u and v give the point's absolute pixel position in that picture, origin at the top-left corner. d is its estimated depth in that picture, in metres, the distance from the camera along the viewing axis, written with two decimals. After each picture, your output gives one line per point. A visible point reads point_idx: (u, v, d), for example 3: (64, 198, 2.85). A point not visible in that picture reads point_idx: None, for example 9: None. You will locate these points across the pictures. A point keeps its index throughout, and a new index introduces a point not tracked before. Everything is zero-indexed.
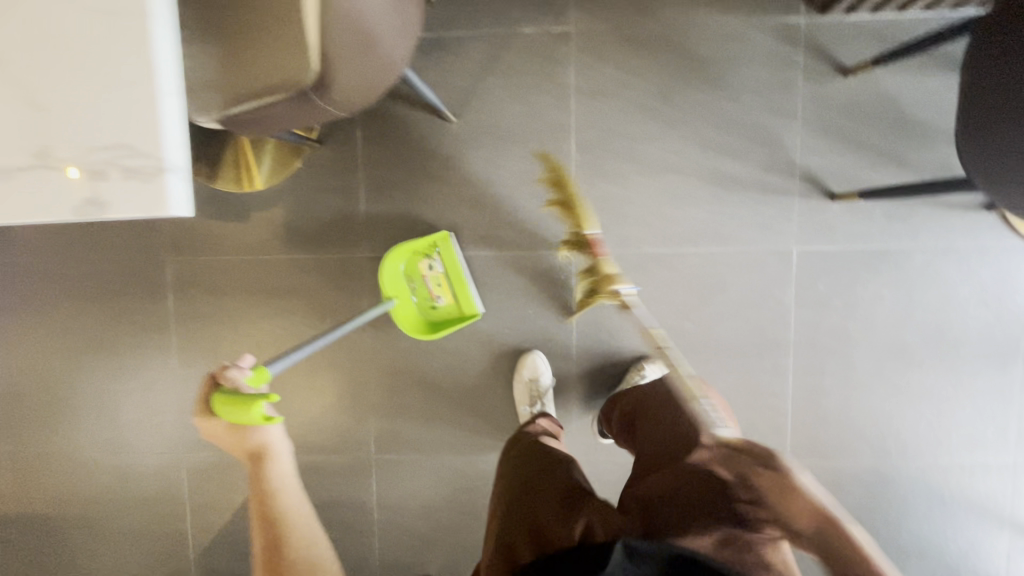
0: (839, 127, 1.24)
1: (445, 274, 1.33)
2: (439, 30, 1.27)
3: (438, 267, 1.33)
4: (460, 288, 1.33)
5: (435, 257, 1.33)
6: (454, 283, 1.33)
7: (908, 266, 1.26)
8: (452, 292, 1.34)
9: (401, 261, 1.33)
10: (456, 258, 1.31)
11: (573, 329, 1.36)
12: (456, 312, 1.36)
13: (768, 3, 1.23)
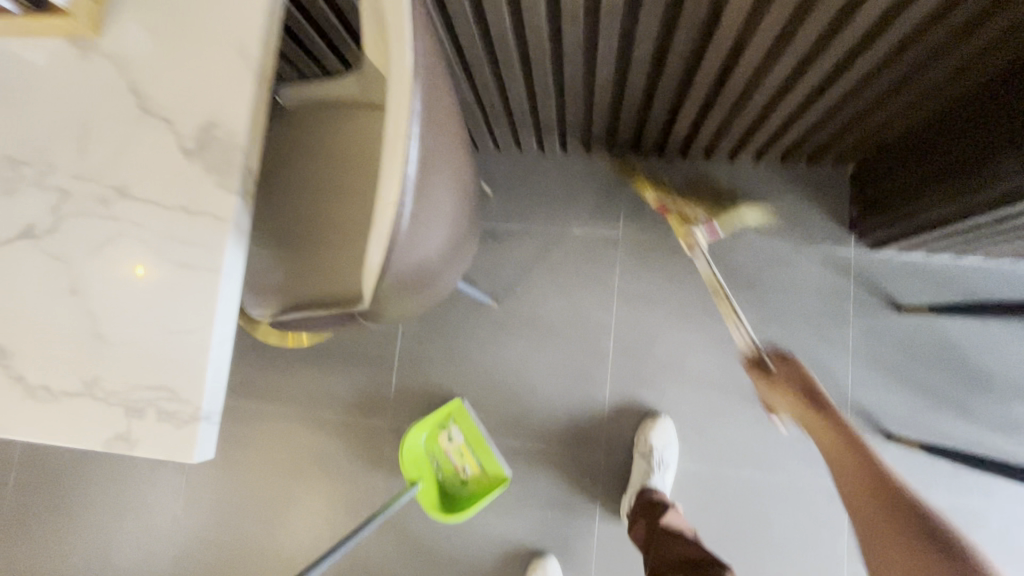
0: (895, 367, 1.17)
1: (467, 443, 1.27)
2: (494, 221, 1.35)
3: (458, 436, 1.28)
4: (483, 456, 1.26)
5: (454, 427, 1.28)
6: (478, 450, 1.27)
7: (984, 531, 1.11)
8: (476, 460, 1.27)
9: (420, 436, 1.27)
10: (473, 423, 1.26)
11: (595, 540, 1.25)
12: (484, 480, 1.27)
13: (818, 234, 1.24)
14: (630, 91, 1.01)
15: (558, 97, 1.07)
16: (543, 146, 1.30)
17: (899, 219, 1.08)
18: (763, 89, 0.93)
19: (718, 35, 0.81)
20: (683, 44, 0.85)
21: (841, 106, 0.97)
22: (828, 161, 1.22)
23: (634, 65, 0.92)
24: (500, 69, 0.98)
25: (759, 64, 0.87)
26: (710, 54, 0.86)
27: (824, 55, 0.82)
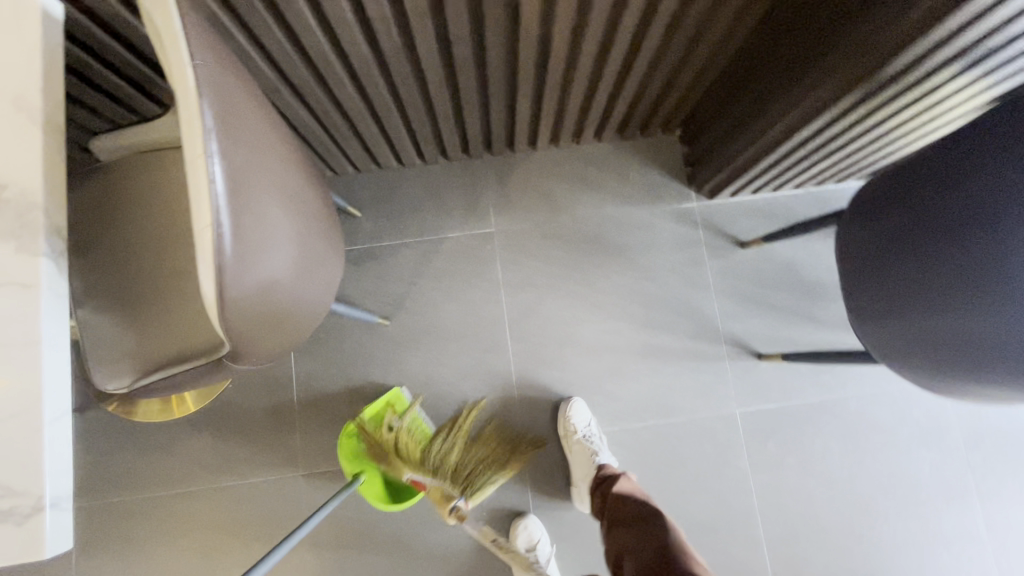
0: (750, 294, 1.33)
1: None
2: (369, 241, 1.34)
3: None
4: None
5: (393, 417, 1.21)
6: None
7: (847, 414, 1.28)
8: None
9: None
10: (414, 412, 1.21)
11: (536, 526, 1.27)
12: None
13: (664, 193, 1.38)
14: (464, 91, 1.06)
15: (397, 108, 1.09)
16: (401, 159, 1.32)
17: (727, 162, 1.23)
18: (580, 70, 1.02)
19: (522, 25, 0.87)
20: (495, 39, 0.90)
21: (655, 73, 1.09)
22: (659, 128, 1.36)
23: (457, 64, 0.96)
24: (332, 88, 0.98)
25: (567, 48, 0.94)
26: (521, 45, 0.92)
27: (620, 30, 0.91)
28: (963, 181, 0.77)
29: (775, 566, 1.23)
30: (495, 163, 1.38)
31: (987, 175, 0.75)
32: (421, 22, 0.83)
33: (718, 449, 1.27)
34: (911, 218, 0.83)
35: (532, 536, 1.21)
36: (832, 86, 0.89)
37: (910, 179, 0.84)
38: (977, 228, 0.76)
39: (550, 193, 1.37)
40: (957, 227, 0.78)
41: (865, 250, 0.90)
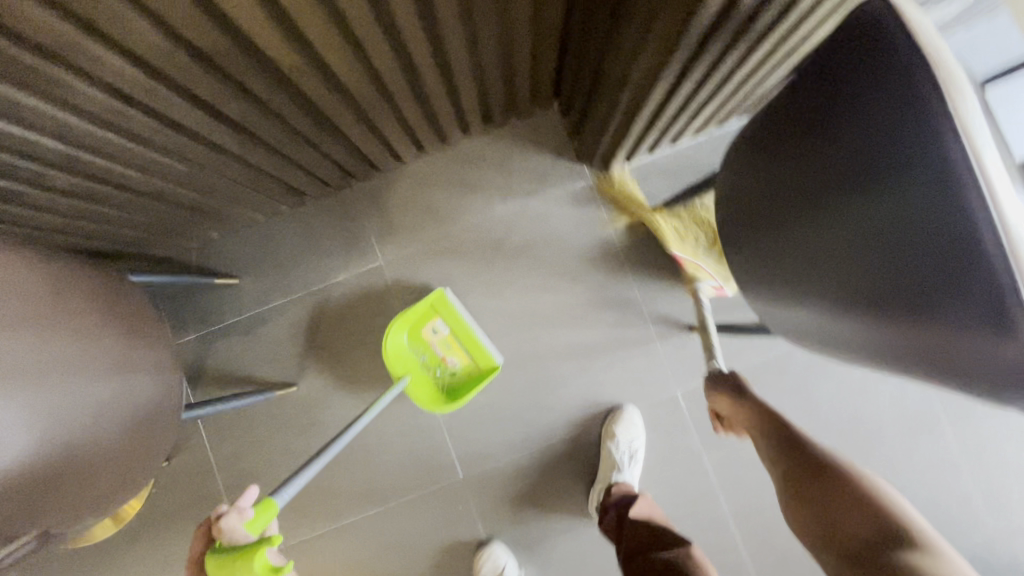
0: (666, 265, 1.23)
1: (453, 334, 1.19)
2: (256, 306, 1.24)
3: (443, 328, 1.20)
4: (470, 345, 1.19)
5: (437, 319, 1.19)
6: (465, 342, 1.20)
7: (793, 367, 1.19)
8: (465, 351, 1.20)
9: (403, 333, 1.20)
10: (458, 313, 1.16)
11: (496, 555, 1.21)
12: (476, 368, 1.21)
13: (554, 176, 1.25)
14: (278, 142, 0.93)
15: (216, 176, 0.96)
16: (263, 212, 1.20)
17: (604, 131, 1.09)
18: (392, 86, 0.89)
19: (286, 69, 0.73)
20: (268, 89, 0.77)
21: (487, 64, 0.95)
22: (532, 107, 1.21)
23: (242, 122, 0.83)
24: (120, 184, 0.86)
25: (358, 73, 0.81)
26: (303, 86, 0.79)
27: (408, 41, 0.77)
28: (863, 152, 0.53)
29: (745, 538, 1.18)
30: (368, 188, 1.26)
31: (893, 148, 0.50)
32: (162, 100, 0.70)
33: (664, 435, 1.21)
34: (804, 190, 0.61)
35: (498, 563, 1.16)
36: (665, 38, 0.75)
37: (804, 134, 0.60)
38: (872, 221, 0.53)
39: (434, 206, 1.26)
40: (850, 215, 0.56)
41: (760, 216, 0.71)
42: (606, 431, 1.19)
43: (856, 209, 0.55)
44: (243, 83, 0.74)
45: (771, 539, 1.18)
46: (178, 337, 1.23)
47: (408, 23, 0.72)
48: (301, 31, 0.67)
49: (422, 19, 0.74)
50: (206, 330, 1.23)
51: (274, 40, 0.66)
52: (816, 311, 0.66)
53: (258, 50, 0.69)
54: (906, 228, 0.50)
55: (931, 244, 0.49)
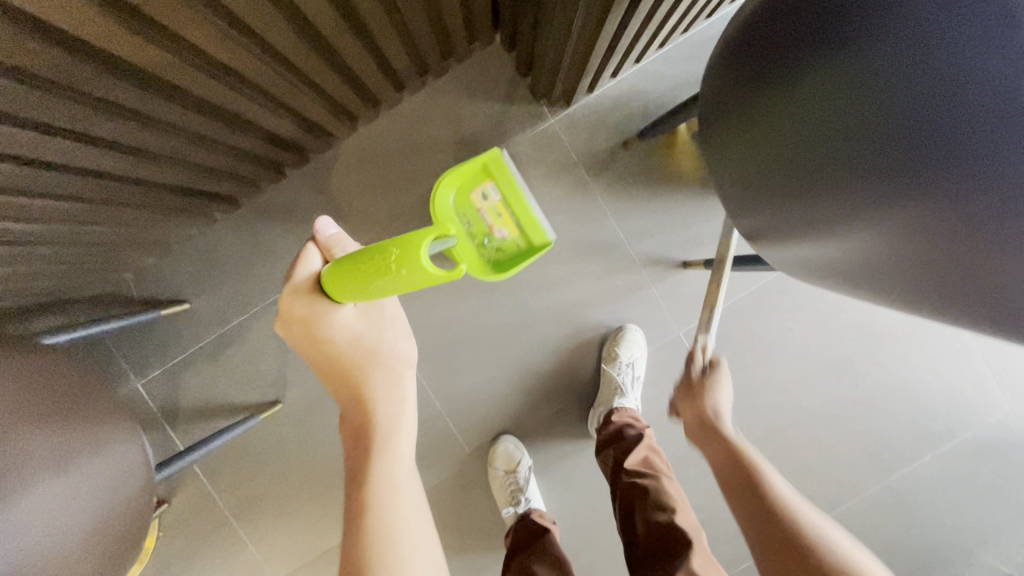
0: (650, 201, 1.12)
1: (506, 202, 1.05)
2: (216, 328, 1.13)
3: (494, 195, 1.05)
4: (521, 216, 1.06)
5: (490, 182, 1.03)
6: (514, 209, 1.06)
7: (795, 286, 1.13)
8: (513, 221, 1.06)
9: (450, 193, 1.04)
10: (515, 180, 1.04)
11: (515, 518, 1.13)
12: (525, 241, 1.08)
13: (512, 125, 1.11)
14: (184, 153, 0.79)
15: (130, 205, 0.84)
16: (196, 225, 1.06)
17: (559, 66, 0.95)
18: (299, 63, 0.74)
19: (156, 71, 0.59)
20: (156, 102, 0.65)
21: (407, 13, 0.79)
22: (471, 48, 1.05)
23: (139, 145, 0.71)
24: (9, 241, 0.73)
25: (251, 58, 0.66)
26: (185, 84, 0.65)
27: (301, 6, 0.63)
28: (899, 65, 0.41)
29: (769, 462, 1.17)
30: (308, 175, 1.11)
31: (947, 53, 0.39)
32: (30, 145, 0.58)
33: (673, 378, 1.16)
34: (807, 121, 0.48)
35: (514, 458, 1.13)
36: None
37: (806, 50, 0.47)
38: (920, 153, 0.42)
39: (387, 182, 1.12)
40: (883, 149, 0.44)
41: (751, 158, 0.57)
42: (607, 354, 1.14)
43: (896, 141, 0.43)
44: (110, 100, 0.60)
45: (791, 460, 1.17)
46: (140, 376, 1.11)
47: None
48: (169, 28, 0.55)
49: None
50: (167, 363, 1.12)
51: (132, 41, 0.53)
52: (837, 263, 0.55)
53: (114, 58, 0.55)
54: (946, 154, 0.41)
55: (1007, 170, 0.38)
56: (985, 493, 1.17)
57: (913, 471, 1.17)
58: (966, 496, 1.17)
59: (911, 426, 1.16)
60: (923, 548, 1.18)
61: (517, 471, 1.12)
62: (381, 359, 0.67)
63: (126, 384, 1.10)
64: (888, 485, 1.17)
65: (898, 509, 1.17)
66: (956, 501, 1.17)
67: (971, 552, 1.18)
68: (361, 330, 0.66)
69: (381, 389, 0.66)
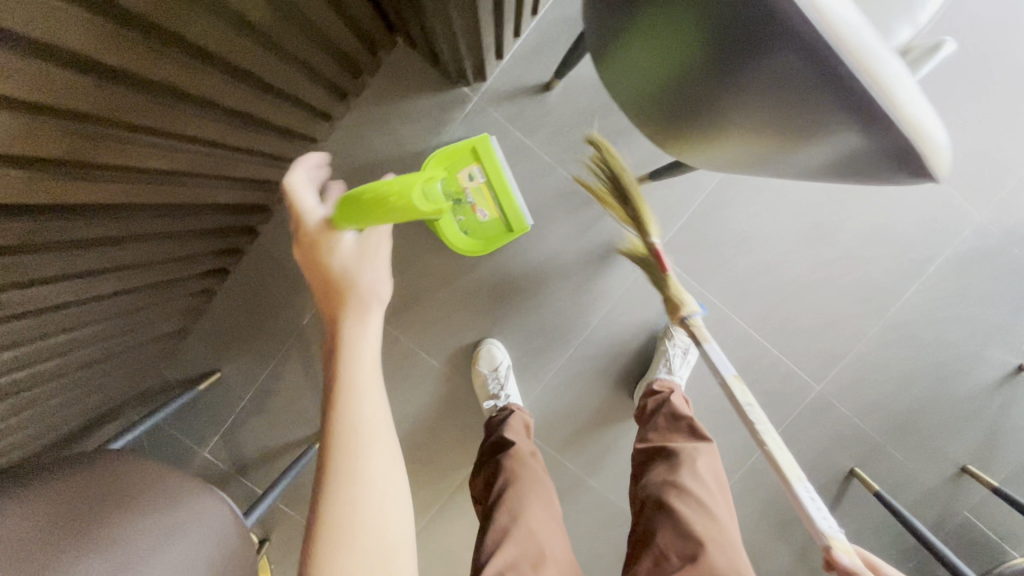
0: (591, 139, 1.17)
1: (489, 183, 1.14)
2: (250, 385, 1.24)
3: (479, 175, 1.14)
4: (503, 198, 1.14)
5: (476, 165, 1.13)
6: (498, 192, 1.15)
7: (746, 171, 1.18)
8: (495, 202, 1.15)
9: (439, 176, 1.14)
10: (498, 164, 1.13)
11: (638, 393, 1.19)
12: (502, 222, 1.17)
13: (441, 113, 1.15)
14: (137, 256, 0.86)
15: (129, 305, 0.94)
16: (197, 301, 1.15)
17: (458, 49, 0.99)
18: (213, 136, 0.79)
19: (79, 201, 0.65)
20: (114, 222, 0.75)
21: (293, 52, 0.83)
22: (377, 58, 1.09)
23: (115, 259, 0.81)
24: (44, 358, 0.84)
25: (162, 150, 0.72)
26: (113, 199, 0.70)
27: (186, 89, 0.67)
28: (722, 38, 0.48)
29: (773, 339, 1.25)
30: (276, 225, 1.18)
31: (747, 35, 0.46)
32: (27, 278, 0.68)
33: None
34: (687, 69, 0.54)
35: (493, 358, 1.20)
36: None
37: (648, 16, 0.53)
38: (773, 90, 0.49)
39: None
40: (747, 85, 0.50)
41: (649, 106, 0.65)
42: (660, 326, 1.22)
43: (755, 83, 0.49)
44: (43, 239, 0.66)
45: (792, 328, 1.25)
46: (204, 446, 1.24)
47: (182, 74, 0.64)
48: (93, 165, 0.64)
49: (184, 60, 0.64)
50: (221, 428, 1.24)
51: (71, 185, 0.62)
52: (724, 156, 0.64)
53: (42, 205, 0.62)
54: (795, 93, 0.48)
55: (830, 101, 0.46)
56: (979, 300, 1.23)
57: (907, 302, 1.24)
58: (963, 307, 1.23)
59: (893, 262, 1.22)
60: (937, 366, 1.26)
61: (497, 373, 1.19)
62: (359, 293, 0.71)
63: (197, 456, 1.24)
64: (886, 323, 1.25)
65: (902, 339, 1.25)
66: (954, 315, 1.24)
67: (982, 355, 1.25)
68: (353, 262, 0.73)
69: (354, 323, 0.69)
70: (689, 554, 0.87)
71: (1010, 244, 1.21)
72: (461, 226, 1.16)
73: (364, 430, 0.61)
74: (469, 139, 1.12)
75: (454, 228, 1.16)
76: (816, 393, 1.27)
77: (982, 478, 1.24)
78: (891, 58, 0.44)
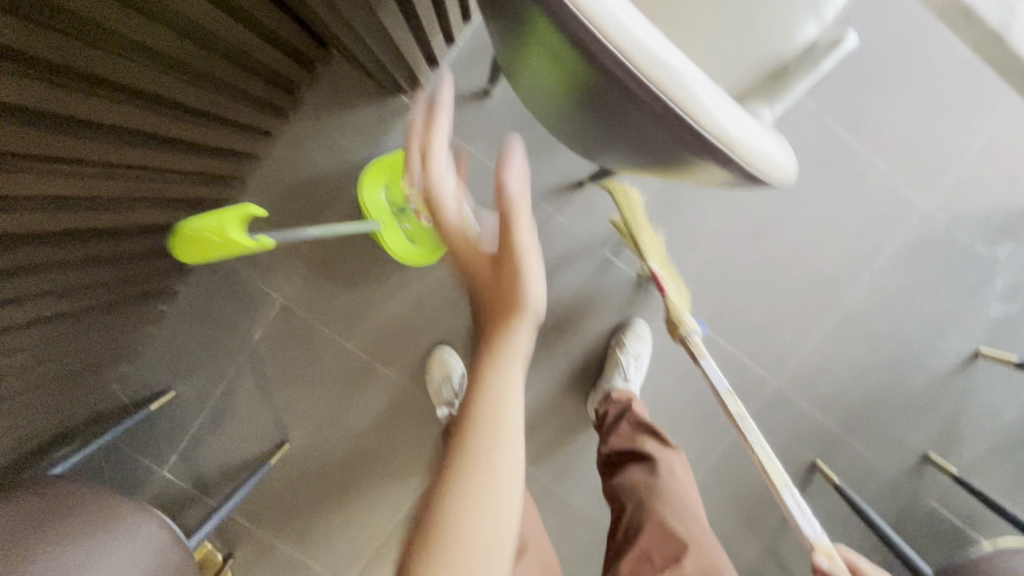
0: (532, 143, 1.17)
1: None
2: (205, 402, 1.24)
3: None
4: None
5: None
6: None
7: None
8: None
9: (383, 188, 1.15)
10: None
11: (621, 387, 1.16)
12: None
13: (381, 124, 1.16)
14: (68, 281, 0.85)
15: (72, 328, 0.94)
16: (147, 323, 1.15)
17: (387, 60, 0.99)
18: (139, 163, 0.79)
19: None
20: (36, 248, 0.75)
21: (218, 76, 0.83)
22: (313, 72, 1.10)
23: (45, 284, 0.81)
24: None
25: (83, 180, 0.72)
26: (26, 226, 0.70)
27: (96, 119, 0.68)
28: (566, 69, 0.55)
29: (727, 335, 1.25)
30: None
31: (579, 70, 0.53)
32: None
33: (616, 293, 1.23)
34: (560, 89, 0.61)
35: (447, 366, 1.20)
36: None
37: (519, 46, 0.60)
38: (616, 110, 0.56)
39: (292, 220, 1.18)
40: (598, 106, 0.57)
41: (551, 114, 0.72)
42: (615, 341, 1.22)
43: (602, 106, 0.57)
44: None
45: (746, 324, 1.24)
46: (162, 464, 1.24)
47: (89, 105, 0.65)
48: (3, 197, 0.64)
49: (87, 90, 0.64)
50: (178, 446, 1.24)
51: None
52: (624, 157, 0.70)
53: None
54: (630, 115, 0.55)
55: (664, 132, 0.54)
56: (931, 287, 1.23)
57: (859, 292, 1.23)
58: (915, 295, 1.23)
59: (842, 253, 1.22)
60: (892, 356, 1.26)
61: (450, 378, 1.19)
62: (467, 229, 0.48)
63: (155, 475, 1.24)
64: (840, 314, 1.24)
65: (856, 330, 1.25)
66: (907, 303, 1.24)
67: (937, 342, 1.25)
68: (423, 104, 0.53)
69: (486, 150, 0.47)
70: (672, 555, 0.85)
71: (957, 230, 1.21)
72: (407, 235, 1.17)
73: (512, 411, 0.40)
74: None
75: (399, 237, 1.16)
76: (774, 388, 1.27)
77: (943, 466, 1.24)
78: (713, 90, 0.52)
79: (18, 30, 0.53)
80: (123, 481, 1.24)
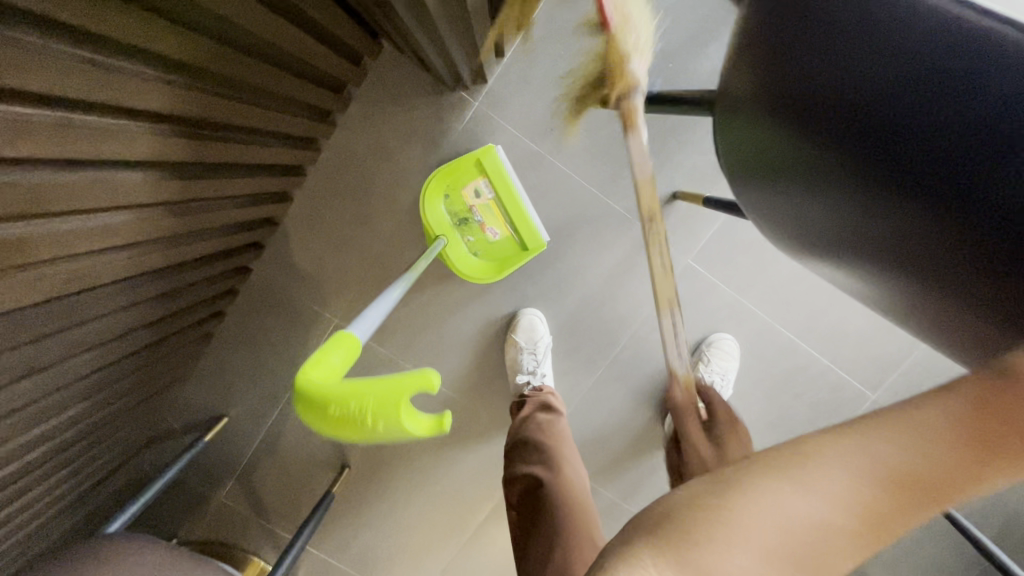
0: (608, 139, 1.04)
1: (498, 198, 1.02)
2: (259, 425, 1.17)
3: (487, 190, 1.03)
4: (515, 215, 1.02)
5: (483, 179, 1.02)
6: (509, 207, 1.03)
7: None
8: (507, 218, 1.03)
9: (443, 198, 1.03)
10: (507, 174, 1.00)
11: None
12: (516, 240, 1.05)
13: (439, 121, 1.03)
14: (122, 325, 0.77)
15: (127, 368, 0.88)
16: (196, 348, 1.07)
17: (451, 54, 0.86)
18: (198, 194, 0.71)
19: (46, 294, 0.58)
20: (94, 300, 0.67)
21: (268, 90, 0.74)
22: (362, 66, 0.97)
23: (103, 332, 0.73)
24: (39, 441, 0.78)
25: (137, 224, 0.63)
26: (70, 286, 0.60)
27: (153, 157, 0.59)
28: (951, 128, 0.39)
29: (822, 346, 1.13)
30: (269, 259, 1.09)
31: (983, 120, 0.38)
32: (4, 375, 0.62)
33: (699, 304, 1.11)
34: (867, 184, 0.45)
35: (529, 333, 1.07)
36: None
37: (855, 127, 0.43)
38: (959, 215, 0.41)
39: (343, 233, 1.07)
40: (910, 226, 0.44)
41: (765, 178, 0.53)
42: (696, 354, 1.12)
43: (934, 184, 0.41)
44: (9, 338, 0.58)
45: (844, 334, 1.12)
46: (219, 490, 1.19)
47: (145, 142, 0.56)
48: (63, 260, 0.57)
49: (143, 123, 0.56)
50: (234, 471, 1.19)
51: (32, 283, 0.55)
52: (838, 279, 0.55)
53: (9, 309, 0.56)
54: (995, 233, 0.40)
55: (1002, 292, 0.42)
56: None
57: None
58: None
59: None
60: None
61: (535, 348, 1.06)
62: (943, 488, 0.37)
63: (212, 500, 1.19)
64: None
65: None
66: None
67: None
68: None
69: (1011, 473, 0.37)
70: None
71: None
72: (471, 250, 1.05)
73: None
74: (472, 151, 1.00)
75: (465, 253, 1.05)
76: (871, 402, 1.15)
77: None
78: None
79: (80, 70, 0.44)
80: (181, 507, 1.20)
